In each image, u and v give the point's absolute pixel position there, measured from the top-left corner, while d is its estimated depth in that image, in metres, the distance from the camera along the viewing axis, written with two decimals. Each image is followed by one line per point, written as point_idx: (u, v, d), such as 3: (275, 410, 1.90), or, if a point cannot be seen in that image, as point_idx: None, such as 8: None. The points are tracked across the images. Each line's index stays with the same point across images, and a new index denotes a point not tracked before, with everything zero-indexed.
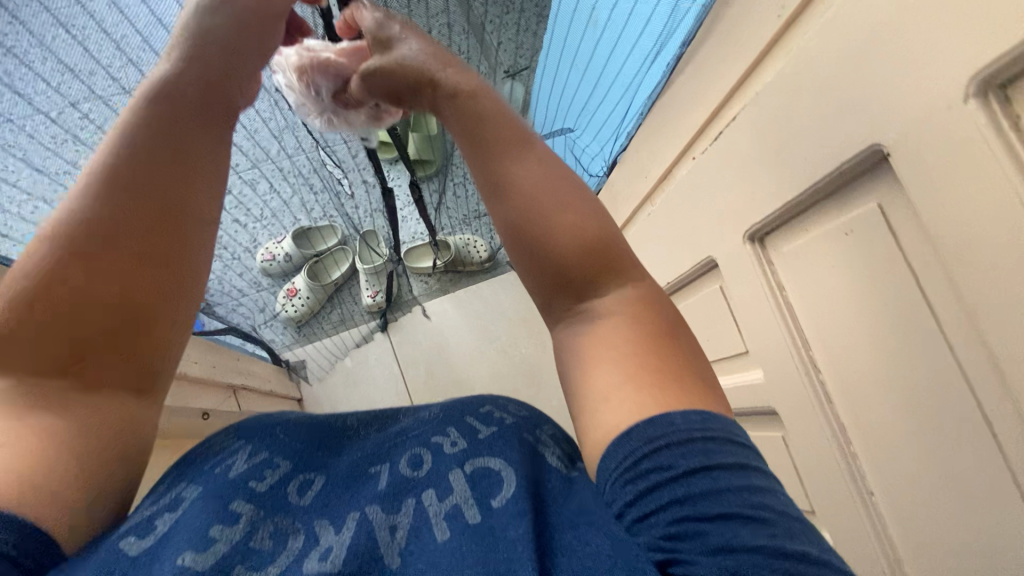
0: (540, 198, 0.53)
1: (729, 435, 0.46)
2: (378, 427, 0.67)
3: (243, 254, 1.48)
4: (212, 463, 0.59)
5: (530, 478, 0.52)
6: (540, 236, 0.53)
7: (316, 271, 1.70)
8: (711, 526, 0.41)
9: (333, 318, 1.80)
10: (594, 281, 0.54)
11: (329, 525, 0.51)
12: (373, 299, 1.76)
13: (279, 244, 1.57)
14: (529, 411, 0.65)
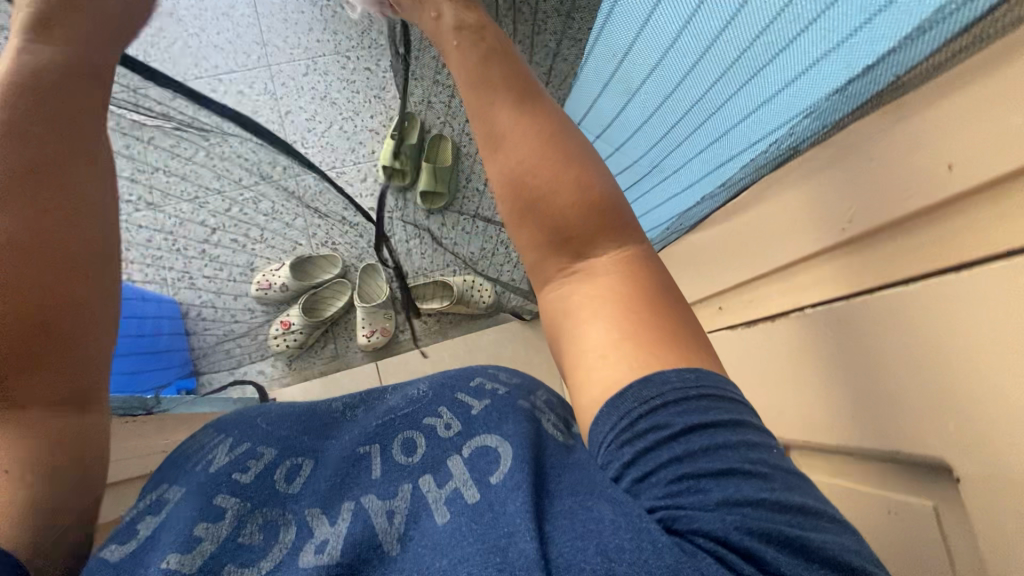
0: (541, 155, 0.51)
1: (722, 391, 0.43)
2: (366, 408, 0.61)
3: (240, 278, 1.30)
4: (195, 459, 0.56)
5: (532, 450, 0.47)
6: (538, 194, 0.51)
7: (312, 305, 1.30)
8: (715, 483, 0.37)
9: (324, 354, 1.35)
10: (592, 243, 0.51)
11: (321, 514, 0.46)
12: (370, 340, 1.30)
13: (276, 271, 1.28)
14: (522, 379, 0.63)
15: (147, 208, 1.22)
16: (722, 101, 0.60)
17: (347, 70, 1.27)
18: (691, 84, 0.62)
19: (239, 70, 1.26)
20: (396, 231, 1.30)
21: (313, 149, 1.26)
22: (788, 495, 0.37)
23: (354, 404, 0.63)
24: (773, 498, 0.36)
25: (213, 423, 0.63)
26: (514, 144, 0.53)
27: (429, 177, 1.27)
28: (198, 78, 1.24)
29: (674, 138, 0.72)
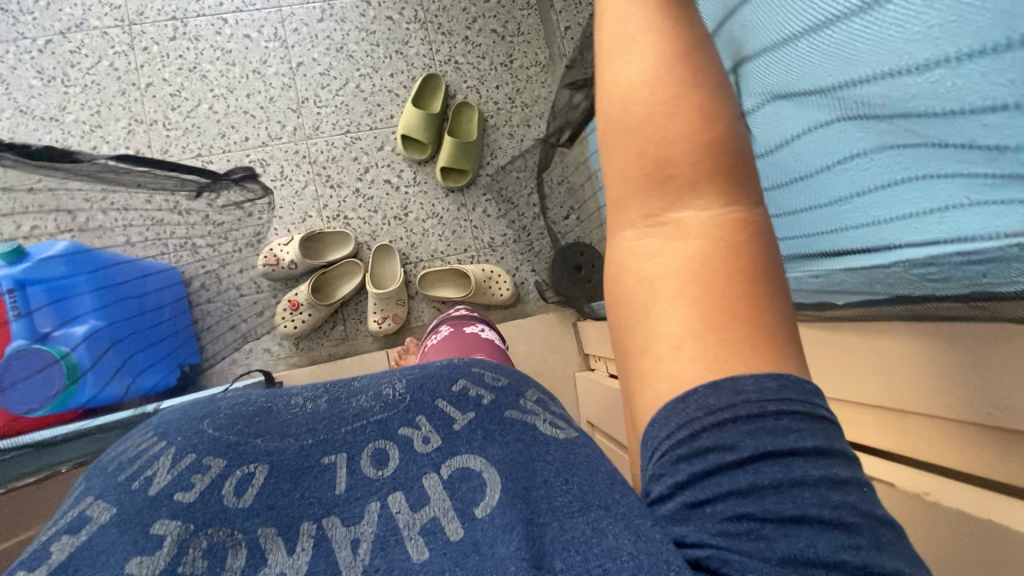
0: (655, 66, 0.36)
1: (808, 408, 0.33)
2: (328, 399, 0.52)
3: (247, 250, 1.17)
4: (123, 467, 0.45)
5: (523, 476, 0.42)
6: (642, 112, 0.36)
7: (322, 284, 1.17)
8: (781, 534, 0.30)
9: (333, 335, 1.22)
10: (688, 192, 0.36)
11: (277, 536, 0.40)
12: (381, 328, 1.16)
13: (286, 247, 1.13)
14: (511, 380, 0.54)
15: None
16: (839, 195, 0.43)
17: (367, 18, 1.18)
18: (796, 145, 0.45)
19: (244, 10, 1.15)
20: (414, 208, 1.20)
21: (326, 109, 1.16)
22: (875, 559, 0.29)
23: (315, 394, 0.53)
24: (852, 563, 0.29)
25: (155, 423, 0.51)
26: (625, 43, 0.38)
27: (450, 152, 1.16)
28: (199, 15, 1.13)
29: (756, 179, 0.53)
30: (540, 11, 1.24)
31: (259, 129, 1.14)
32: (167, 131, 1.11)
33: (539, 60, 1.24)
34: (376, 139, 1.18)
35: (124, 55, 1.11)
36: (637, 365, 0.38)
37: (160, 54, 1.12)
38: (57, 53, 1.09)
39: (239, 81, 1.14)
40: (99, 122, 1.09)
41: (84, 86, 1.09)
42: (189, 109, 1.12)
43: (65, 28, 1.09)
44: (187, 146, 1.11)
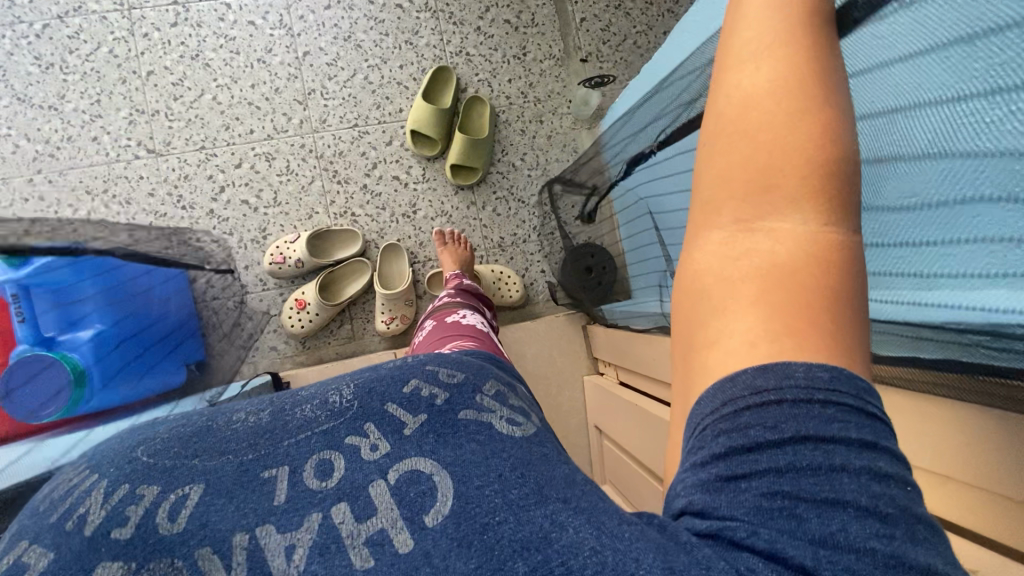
0: (788, 73, 0.32)
1: (861, 404, 0.29)
2: (280, 407, 0.46)
3: (252, 247, 1.12)
4: (53, 508, 0.38)
5: (476, 475, 0.38)
6: (758, 118, 0.33)
7: (332, 281, 1.13)
8: (815, 516, 0.27)
9: (341, 335, 1.18)
10: (786, 204, 0.32)
11: (214, 554, 0.35)
12: (387, 329, 1.12)
13: (292, 245, 1.09)
14: (466, 373, 0.49)
15: (149, 155, 1.09)
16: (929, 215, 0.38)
17: (376, 7, 1.14)
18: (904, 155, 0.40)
19: None
20: (422, 205, 1.17)
21: (333, 101, 1.13)
22: (907, 552, 0.26)
23: (259, 407, 0.47)
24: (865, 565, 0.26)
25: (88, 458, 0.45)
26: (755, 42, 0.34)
27: (461, 150, 1.12)
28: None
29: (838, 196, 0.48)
30: (555, 3, 1.21)
31: (265, 121, 1.11)
32: (169, 123, 1.09)
33: (553, 53, 1.20)
34: (384, 133, 1.15)
35: (123, 41, 1.08)
36: (699, 364, 0.33)
37: (161, 40, 1.09)
38: (55, 39, 1.06)
39: (244, 70, 1.11)
40: (99, 112, 1.07)
41: (83, 73, 1.07)
42: (192, 99, 1.10)
43: (62, 12, 1.06)
44: (190, 138, 1.09)
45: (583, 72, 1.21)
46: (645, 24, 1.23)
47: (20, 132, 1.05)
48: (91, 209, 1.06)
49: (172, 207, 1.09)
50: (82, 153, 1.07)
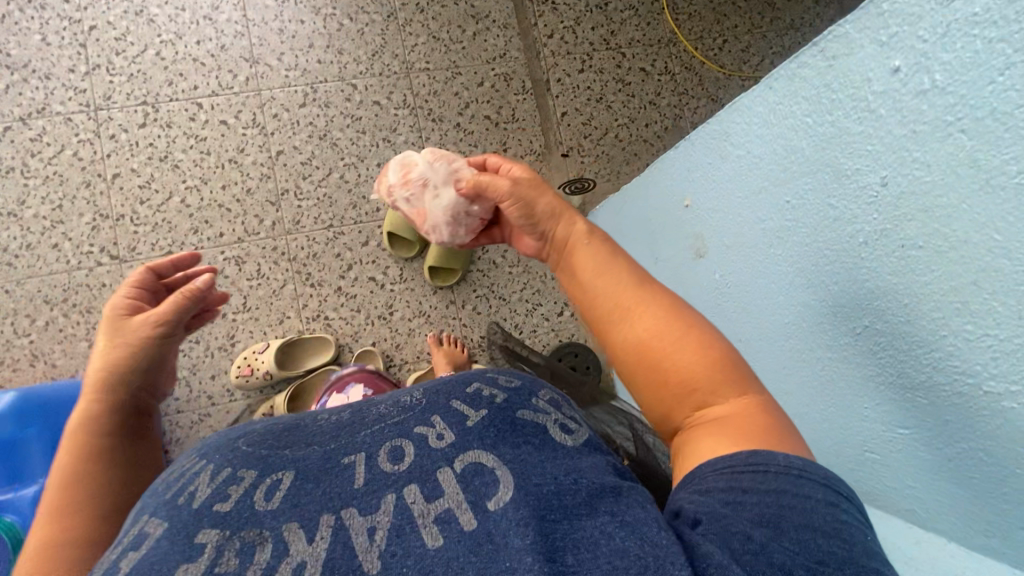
0: (649, 309, 0.48)
1: (823, 481, 0.38)
2: (352, 413, 0.50)
3: (218, 355, 1.05)
4: (170, 487, 0.43)
5: (534, 474, 0.41)
6: (659, 352, 0.46)
7: (301, 392, 1.05)
8: (793, 529, 0.35)
9: None
10: (715, 383, 0.45)
11: (298, 528, 0.38)
12: None
13: (259, 354, 1.03)
14: (521, 381, 0.52)
15: (112, 261, 1.04)
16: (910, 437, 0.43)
17: (352, 103, 1.13)
18: (858, 372, 0.47)
19: (220, 93, 1.09)
20: (399, 306, 1.11)
21: (308, 202, 1.10)
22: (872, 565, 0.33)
23: (341, 408, 0.51)
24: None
25: (198, 446, 0.49)
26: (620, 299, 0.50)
27: (439, 254, 1.08)
28: (171, 99, 1.08)
29: (832, 396, 0.50)
30: (535, 97, 1.20)
31: (235, 223, 1.07)
32: (135, 227, 1.05)
33: (534, 148, 1.19)
34: (360, 233, 1.11)
35: (89, 143, 1.05)
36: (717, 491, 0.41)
37: (128, 142, 1.06)
38: (16, 141, 1.04)
39: (214, 171, 1.08)
40: (61, 217, 1.03)
41: (46, 177, 1.04)
42: (159, 202, 1.06)
43: (25, 114, 1.04)
44: (156, 243, 1.05)
45: (564, 167, 1.19)
46: (626, 116, 1.23)
47: None
48: (49, 318, 1.01)
49: None
50: (42, 261, 1.02)
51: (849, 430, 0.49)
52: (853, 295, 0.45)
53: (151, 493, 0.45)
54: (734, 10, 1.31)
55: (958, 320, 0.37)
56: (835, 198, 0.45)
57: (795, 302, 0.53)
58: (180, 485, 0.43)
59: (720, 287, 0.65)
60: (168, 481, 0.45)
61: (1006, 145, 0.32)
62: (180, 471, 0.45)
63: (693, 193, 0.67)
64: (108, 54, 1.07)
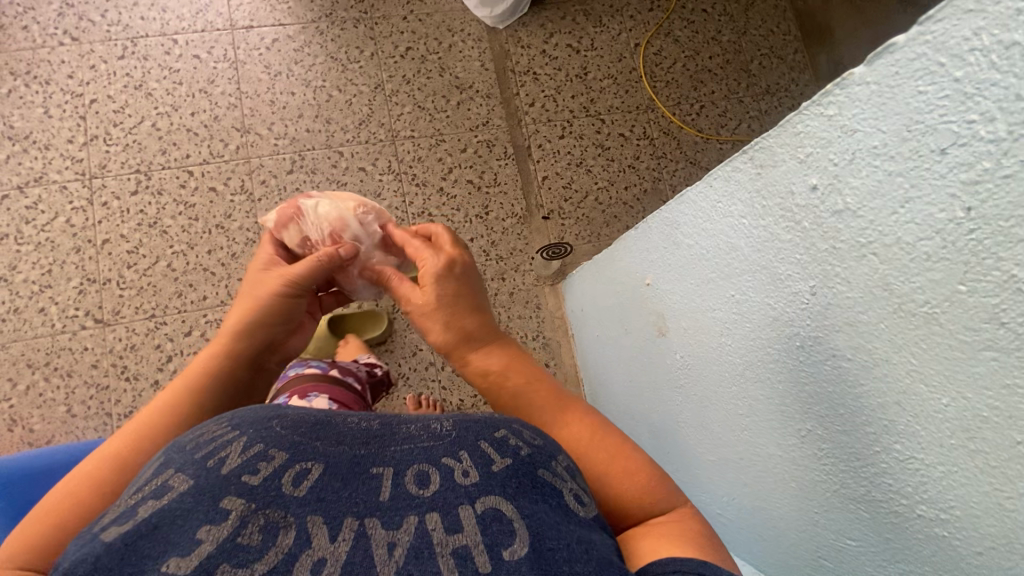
0: (587, 422, 0.56)
1: None
2: (382, 425, 0.47)
3: None
4: (201, 447, 0.42)
5: (550, 536, 0.38)
6: (602, 462, 0.52)
7: None
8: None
9: None
10: (649, 490, 0.51)
11: (323, 523, 0.38)
12: None
13: None
14: (546, 440, 0.47)
15: (96, 325, 1.05)
16: (856, 546, 0.42)
17: (339, 169, 1.16)
18: (797, 470, 0.47)
19: (211, 161, 1.13)
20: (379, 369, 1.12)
21: None
22: None
23: (370, 416, 0.49)
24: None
25: (229, 411, 0.47)
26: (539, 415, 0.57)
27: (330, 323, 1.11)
28: (164, 167, 1.12)
29: (785, 491, 0.50)
30: (517, 162, 1.24)
31: (219, 287, 1.09)
32: (120, 292, 1.07)
33: (515, 212, 1.21)
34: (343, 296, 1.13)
35: (82, 211, 1.09)
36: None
37: (120, 209, 1.10)
38: (12, 209, 1.08)
39: (201, 236, 1.11)
40: (49, 282, 1.06)
41: (38, 244, 1.07)
42: (145, 267, 1.08)
43: (22, 182, 1.09)
44: (141, 306, 1.07)
45: (544, 229, 1.22)
46: (605, 180, 1.26)
47: None
48: (30, 382, 1.02)
49: (115, 379, 1.03)
50: (28, 325, 1.04)
51: (803, 528, 0.48)
52: (791, 395, 0.46)
53: (182, 444, 0.44)
54: (711, 77, 1.36)
55: (885, 438, 0.37)
56: (773, 298, 0.46)
57: (736, 393, 0.54)
58: (217, 445, 0.42)
59: (682, 373, 0.65)
60: (227, 431, 0.44)
61: (912, 273, 0.32)
62: (219, 433, 0.44)
63: (652, 273, 0.68)
64: (106, 126, 1.12)
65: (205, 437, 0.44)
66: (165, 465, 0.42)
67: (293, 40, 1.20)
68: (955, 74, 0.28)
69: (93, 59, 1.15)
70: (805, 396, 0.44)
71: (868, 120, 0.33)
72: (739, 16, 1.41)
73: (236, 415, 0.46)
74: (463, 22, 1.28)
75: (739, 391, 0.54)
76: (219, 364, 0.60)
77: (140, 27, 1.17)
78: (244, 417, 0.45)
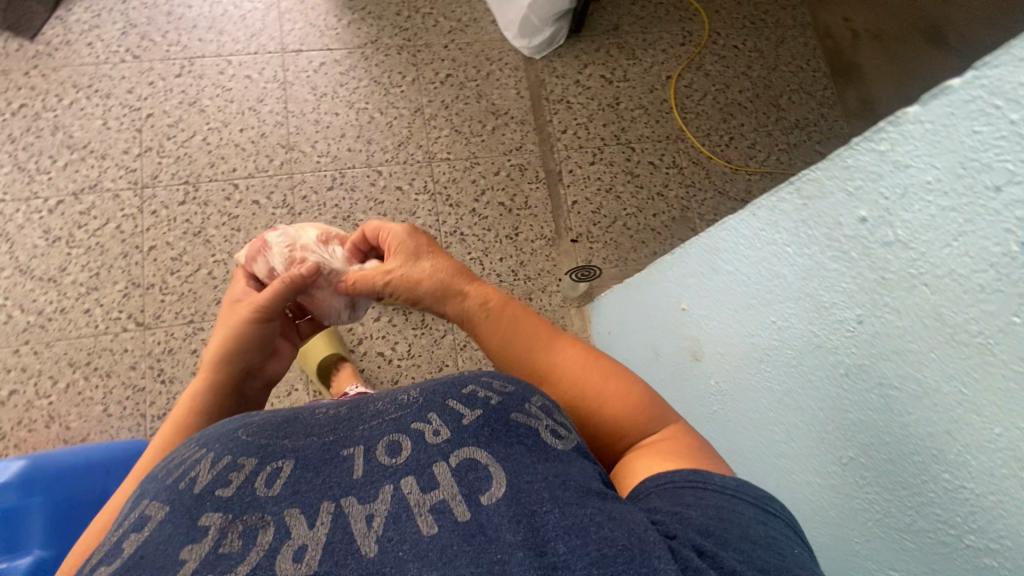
0: (581, 356, 0.63)
1: (756, 503, 0.44)
2: (348, 407, 0.51)
3: None
4: (171, 473, 0.45)
5: (525, 471, 0.43)
6: (599, 390, 0.59)
7: None
8: (735, 539, 0.41)
9: None
10: (643, 418, 0.56)
11: (299, 513, 0.40)
12: None
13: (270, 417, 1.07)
14: (518, 385, 0.52)
15: (137, 327, 1.09)
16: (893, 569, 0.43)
17: (377, 187, 1.20)
18: (830, 489, 0.48)
19: (256, 175, 1.18)
20: (405, 382, 1.13)
21: None
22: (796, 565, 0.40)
23: (338, 404, 0.53)
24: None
25: (196, 437, 0.51)
26: (536, 353, 0.64)
27: (326, 339, 1.09)
28: (211, 179, 1.17)
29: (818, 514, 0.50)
30: (548, 186, 1.27)
31: None
32: (162, 296, 1.11)
33: (545, 234, 1.24)
34: (373, 310, 1.17)
35: (131, 218, 1.14)
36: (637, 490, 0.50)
37: (167, 217, 1.15)
38: (66, 214, 1.13)
39: (242, 246, 1.15)
40: (96, 285, 1.10)
41: (88, 248, 1.12)
42: (187, 273, 1.12)
43: (78, 189, 1.14)
44: (180, 311, 1.10)
45: (573, 252, 1.24)
46: (634, 207, 1.28)
47: (15, 303, 1.08)
48: (70, 380, 1.05)
49: (151, 380, 1.06)
50: (72, 325, 1.08)
51: (833, 553, 0.49)
52: (843, 419, 0.45)
53: (153, 480, 0.47)
54: (741, 110, 1.39)
55: (935, 467, 0.37)
56: (818, 326, 0.47)
57: (772, 415, 0.55)
58: (182, 472, 0.45)
59: (713, 392, 0.66)
60: (191, 455, 0.47)
61: (964, 305, 0.34)
62: (184, 459, 0.47)
63: (688, 297, 0.69)
64: (160, 138, 1.18)
65: (172, 468, 0.46)
66: (140, 503, 0.44)
67: (340, 64, 1.26)
68: (1011, 116, 0.29)
69: (152, 76, 1.21)
70: (850, 416, 0.44)
71: (921, 157, 0.35)
72: (769, 53, 1.44)
73: (200, 438, 0.50)
74: (501, 52, 1.33)
75: (777, 420, 0.54)
76: (205, 393, 0.64)
77: (198, 48, 1.24)
78: (206, 438, 0.49)
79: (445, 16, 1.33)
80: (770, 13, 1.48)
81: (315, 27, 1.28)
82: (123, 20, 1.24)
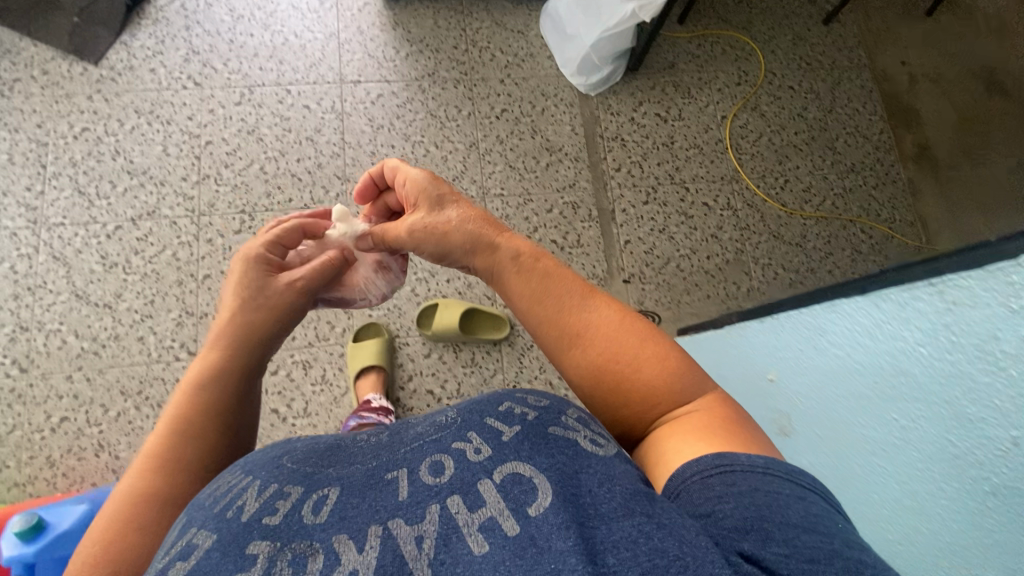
0: (614, 316, 0.56)
1: (788, 478, 0.41)
2: (389, 433, 0.50)
3: None
4: (218, 500, 0.43)
5: (572, 481, 0.40)
6: (631, 356, 0.53)
7: None
8: (778, 530, 0.37)
9: None
10: (678, 391, 0.51)
11: (347, 539, 0.38)
12: None
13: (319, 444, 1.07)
14: (552, 399, 0.49)
15: (189, 356, 1.08)
16: None
17: None
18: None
19: (311, 206, 1.18)
20: None
21: (378, 312, 1.16)
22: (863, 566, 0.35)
23: (379, 431, 0.52)
24: (827, 568, 0.34)
25: (239, 464, 0.48)
26: (567, 306, 0.58)
27: (376, 349, 1.09)
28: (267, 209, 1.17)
29: None
30: (600, 225, 1.26)
31: (307, 328, 1.13)
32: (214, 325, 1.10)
33: (597, 273, 1.22)
34: (423, 346, 1.15)
35: (187, 245, 1.14)
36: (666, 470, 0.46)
37: (222, 245, 1.14)
38: (123, 239, 1.13)
39: None
40: (150, 312, 1.10)
41: (144, 274, 1.12)
42: None
43: (136, 215, 1.15)
44: None
45: (625, 292, 1.22)
46: (688, 248, 1.26)
47: (70, 328, 1.08)
48: (122, 409, 1.05)
49: None
50: (125, 352, 1.08)
51: None
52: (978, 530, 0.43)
53: (196, 503, 0.45)
54: (796, 152, 1.37)
55: None
56: (953, 433, 0.44)
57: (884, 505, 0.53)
58: (224, 498, 0.43)
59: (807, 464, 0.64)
60: (235, 479, 0.45)
61: None
62: (227, 484, 0.45)
63: (777, 369, 0.68)
64: (218, 166, 1.18)
65: (214, 492, 0.45)
66: (180, 532, 0.42)
67: (397, 96, 1.26)
68: None
69: (212, 103, 1.22)
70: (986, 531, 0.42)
71: None
72: (825, 94, 1.42)
73: (247, 462, 0.48)
74: (557, 88, 1.32)
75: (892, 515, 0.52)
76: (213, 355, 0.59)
77: (258, 77, 1.24)
78: (251, 463, 0.47)
79: (501, 50, 1.33)
80: (826, 54, 1.45)
81: (373, 58, 1.28)
82: (185, 47, 1.25)
